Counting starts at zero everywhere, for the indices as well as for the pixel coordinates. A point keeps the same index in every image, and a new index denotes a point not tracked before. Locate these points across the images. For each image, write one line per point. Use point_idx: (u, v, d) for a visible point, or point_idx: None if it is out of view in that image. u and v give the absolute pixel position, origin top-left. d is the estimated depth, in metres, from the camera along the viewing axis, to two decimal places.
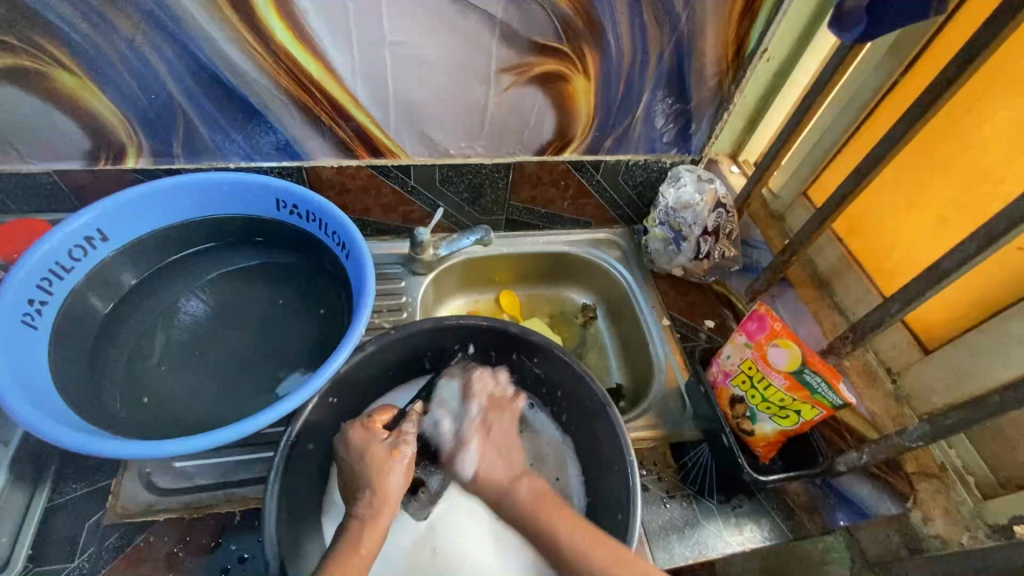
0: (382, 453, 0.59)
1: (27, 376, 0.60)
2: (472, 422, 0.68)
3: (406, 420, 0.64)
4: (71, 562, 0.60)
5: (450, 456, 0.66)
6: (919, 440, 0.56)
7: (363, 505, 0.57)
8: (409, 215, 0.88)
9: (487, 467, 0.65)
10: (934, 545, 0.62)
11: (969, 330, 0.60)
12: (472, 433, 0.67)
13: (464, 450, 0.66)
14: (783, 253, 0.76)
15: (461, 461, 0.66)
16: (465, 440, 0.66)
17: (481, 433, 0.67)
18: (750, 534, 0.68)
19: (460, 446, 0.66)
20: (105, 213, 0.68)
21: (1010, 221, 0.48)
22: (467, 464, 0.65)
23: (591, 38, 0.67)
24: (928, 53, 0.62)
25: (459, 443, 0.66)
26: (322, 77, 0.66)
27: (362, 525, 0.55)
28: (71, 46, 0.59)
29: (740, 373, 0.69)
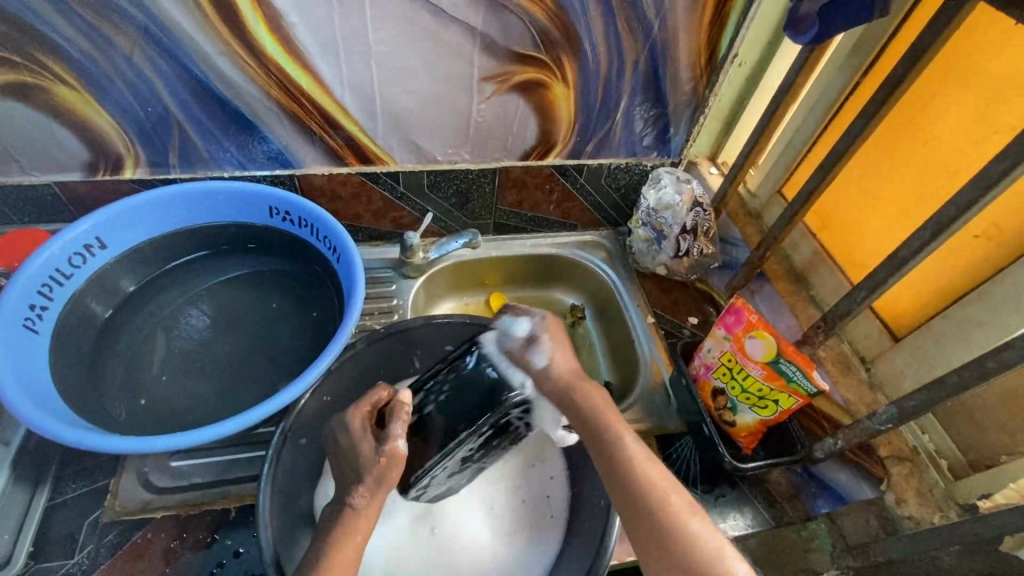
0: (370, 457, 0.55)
1: (29, 379, 0.62)
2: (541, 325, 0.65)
3: (395, 421, 0.56)
4: (71, 559, 0.62)
5: (524, 352, 0.62)
6: (888, 423, 0.58)
7: (358, 496, 0.54)
8: (399, 220, 0.91)
9: (561, 359, 0.62)
10: (908, 525, 0.63)
11: (933, 317, 0.63)
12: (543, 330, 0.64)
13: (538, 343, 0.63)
14: (759, 249, 0.79)
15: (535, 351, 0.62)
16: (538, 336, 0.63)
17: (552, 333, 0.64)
18: (733, 522, 0.71)
19: (534, 344, 0.63)
20: (104, 223, 0.70)
21: (959, 208, 0.51)
22: (540, 359, 0.61)
23: (567, 46, 0.70)
24: (885, 56, 0.65)
25: (534, 339, 0.63)
26: (312, 88, 0.69)
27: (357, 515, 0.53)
28: (72, 63, 0.62)
29: (721, 366, 0.71)
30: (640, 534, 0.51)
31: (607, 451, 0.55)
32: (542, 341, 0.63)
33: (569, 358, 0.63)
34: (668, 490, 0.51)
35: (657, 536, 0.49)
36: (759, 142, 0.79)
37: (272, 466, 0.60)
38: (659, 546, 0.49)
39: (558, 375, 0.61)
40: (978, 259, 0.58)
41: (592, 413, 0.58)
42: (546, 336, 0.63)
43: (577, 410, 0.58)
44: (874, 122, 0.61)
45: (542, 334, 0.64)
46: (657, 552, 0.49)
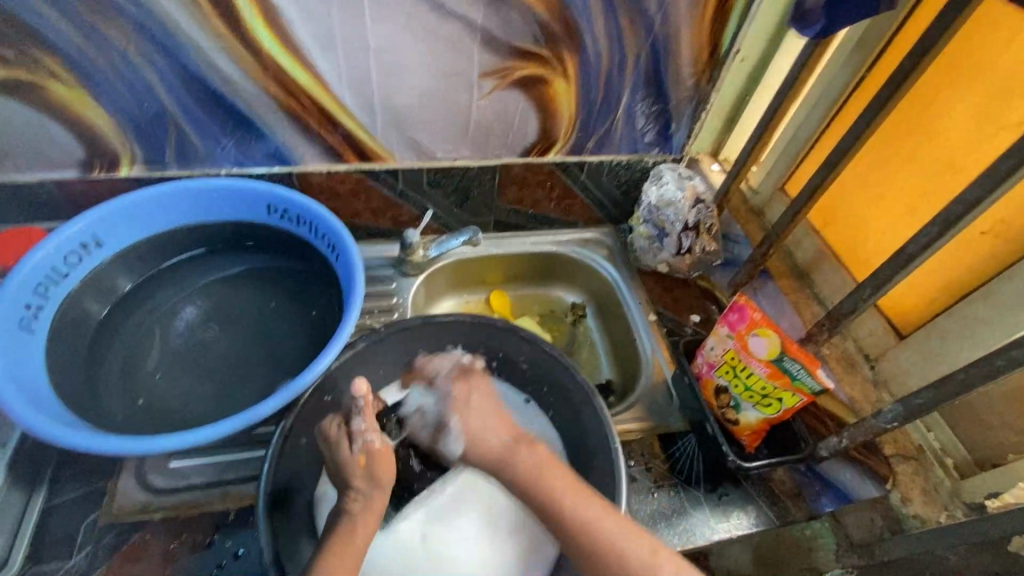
0: (348, 457, 0.58)
1: (25, 379, 0.61)
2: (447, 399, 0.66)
3: (359, 418, 0.59)
4: (68, 561, 0.61)
5: (436, 441, 0.66)
6: (893, 421, 0.57)
7: (353, 501, 0.57)
8: (398, 218, 0.90)
9: (477, 435, 0.63)
10: (913, 525, 0.63)
11: (939, 315, 0.62)
12: (451, 409, 0.65)
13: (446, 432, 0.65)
14: (762, 246, 0.79)
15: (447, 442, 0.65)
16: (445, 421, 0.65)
17: (459, 403, 0.65)
18: (737, 521, 0.70)
19: (444, 428, 0.65)
20: (100, 221, 0.70)
21: (967, 205, 0.50)
22: (454, 446, 0.64)
23: (569, 41, 0.70)
24: (890, 51, 0.64)
25: (443, 426, 0.65)
26: (310, 84, 0.68)
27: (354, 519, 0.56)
28: (66, 59, 0.61)
29: (724, 364, 0.71)
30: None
31: (549, 510, 0.57)
32: (449, 426, 0.64)
33: (495, 429, 0.63)
34: (621, 540, 0.54)
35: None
36: (762, 138, 0.79)
37: (272, 467, 0.59)
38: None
39: (496, 445, 0.62)
40: (985, 256, 0.57)
41: (526, 477, 0.59)
42: (453, 418, 0.64)
43: (511, 483, 0.61)
44: (880, 116, 0.61)
45: (451, 411, 0.65)
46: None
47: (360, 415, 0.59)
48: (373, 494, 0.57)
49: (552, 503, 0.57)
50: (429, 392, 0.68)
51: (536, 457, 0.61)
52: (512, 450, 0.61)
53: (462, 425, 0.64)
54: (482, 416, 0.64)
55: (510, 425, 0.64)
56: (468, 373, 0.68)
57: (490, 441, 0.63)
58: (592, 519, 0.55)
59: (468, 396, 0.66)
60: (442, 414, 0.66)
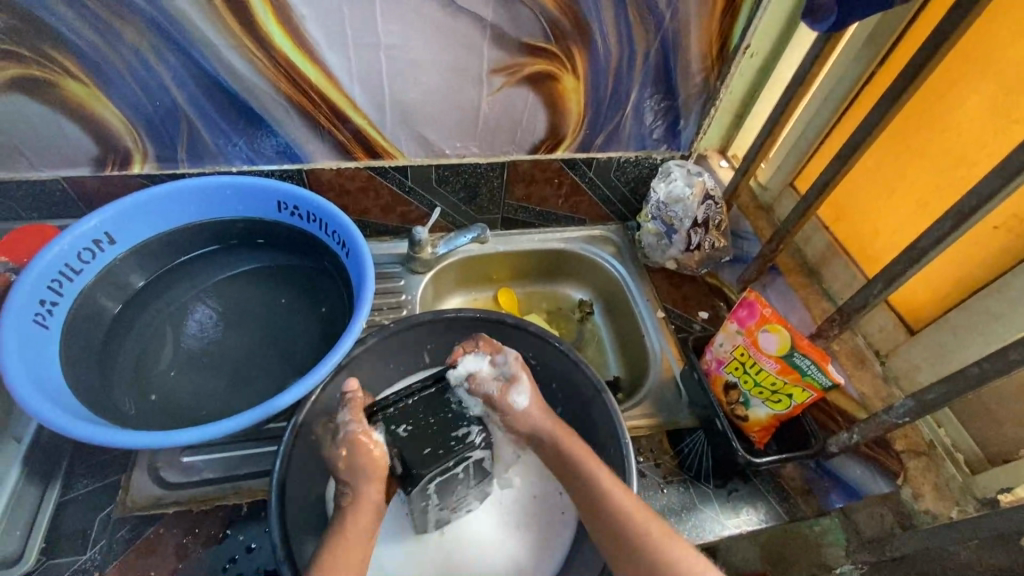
0: (334, 451, 0.58)
1: (40, 373, 0.62)
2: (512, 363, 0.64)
3: (345, 409, 0.59)
4: (83, 554, 0.62)
5: (504, 395, 0.62)
6: (905, 416, 0.57)
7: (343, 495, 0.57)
8: (407, 215, 0.90)
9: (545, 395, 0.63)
10: (924, 519, 0.63)
11: (950, 310, 0.62)
12: (521, 369, 0.64)
13: (516, 384, 0.63)
14: (771, 242, 0.79)
15: (514, 394, 0.62)
16: (516, 376, 0.63)
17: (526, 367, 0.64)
18: (746, 517, 0.70)
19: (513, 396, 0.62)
20: (114, 219, 0.70)
21: (979, 199, 0.50)
22: (520, 400, 0.62)
23: (578, 37, 0.70)
24: (901, 45, 0.64)
25: (512, 379, 0.63)
26: (320, 81, 0.69)
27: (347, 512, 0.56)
28: (79, 56, 0.62)
29: (733, 360, 0.71)
30: (614, 546, 0.56)
31: (578, 474, 0.59)
32: (522, 380, 0.63)
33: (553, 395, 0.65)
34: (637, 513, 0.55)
35: (625, 551, 0.54)
36: (771, 135, 0.78)
37: (284, 463, 0.60)
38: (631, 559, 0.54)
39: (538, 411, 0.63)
40: (998, 250, 0.57)
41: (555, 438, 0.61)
42: (524, 375, 0.63)
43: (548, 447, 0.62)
44: (891, 111, 0.60)
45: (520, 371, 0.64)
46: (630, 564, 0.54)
47: (344, 406, 0.60)
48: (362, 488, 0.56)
49: (581, 473, 0.58)
50: (489, 364, 0.64)
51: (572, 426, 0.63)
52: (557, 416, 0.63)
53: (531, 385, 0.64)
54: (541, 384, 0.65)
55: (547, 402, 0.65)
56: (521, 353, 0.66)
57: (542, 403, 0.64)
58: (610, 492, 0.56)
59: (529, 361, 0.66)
60: (508, 372, 0.63)
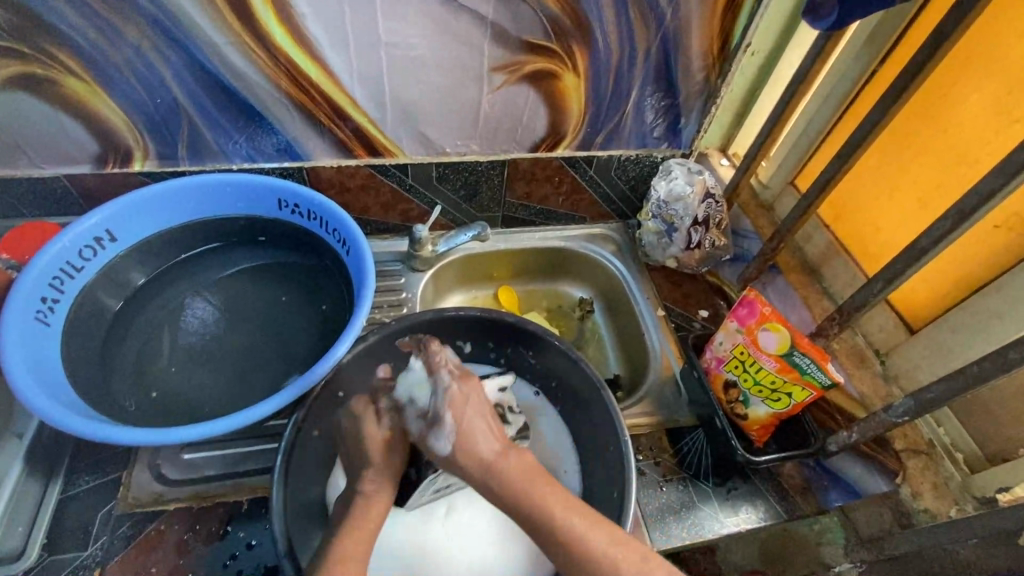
0: (375, 432, 0.60)
1: (42, 370, 0.62)
2: (442, 397, 0.57)
3: (384, 397, 0.62)
4: (85, 550, 0.62)
5: (425, 438, 0.57)
6: (905, 415, 0.57)
7: (368, 483, 0.58)
8: (407, 213, 0.91)
9: (467, 440, 0.55)
10: (923, 519, 0.64)
11: (951, 309, 0.62)
12: (446, 407, 0.56)
13: (438, 426, 0.56)
14: (771, 241, 0.79)
15: (437, 437, 0.56)
16: (440, 416, 0.56)
17: (457, 402, 0.57)
18: (745, 516, 0.70)
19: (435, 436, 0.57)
20: (115, 215, 0.71)
21: (981, 198, 0.50)
22: (439, 446, 0.56)
23: (579, 35, 0.70)
24: (903, 44, 0.64)
25: (435, 421, 0.57)
26: (321, 79, 0.69)
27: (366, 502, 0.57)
28: (79, 53, 0.62)
29: (733, 359, 0.71)
30: None
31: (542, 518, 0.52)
32: (442, 423, 0.56)
33: (487, 436, 0.56)
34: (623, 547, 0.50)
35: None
36: (772, 133, 0.78)
37: (286, 459, 0.60)
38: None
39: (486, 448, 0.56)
40: (999, 249, 0.57)
41: (511, 487, 0.54)
42: (448, 416, 0.56)
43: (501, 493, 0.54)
44: (892, 110, 0.60)
45: (443, 412, 0.57)
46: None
47: (384, 395, 0.62)
48: (385, 481, 0.59)
49: (547, 521, 0.51)
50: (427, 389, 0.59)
51: (523, 468, 0.55)
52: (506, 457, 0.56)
53: (457, 424, 0.56)
54: (484, 425, 0.57)
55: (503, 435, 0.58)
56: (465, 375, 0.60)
57: (481, 445, 0.56)
58: (587, 531, 0.51)
59: (465, 397, 0.57)
60: (437, 409, 0.57)
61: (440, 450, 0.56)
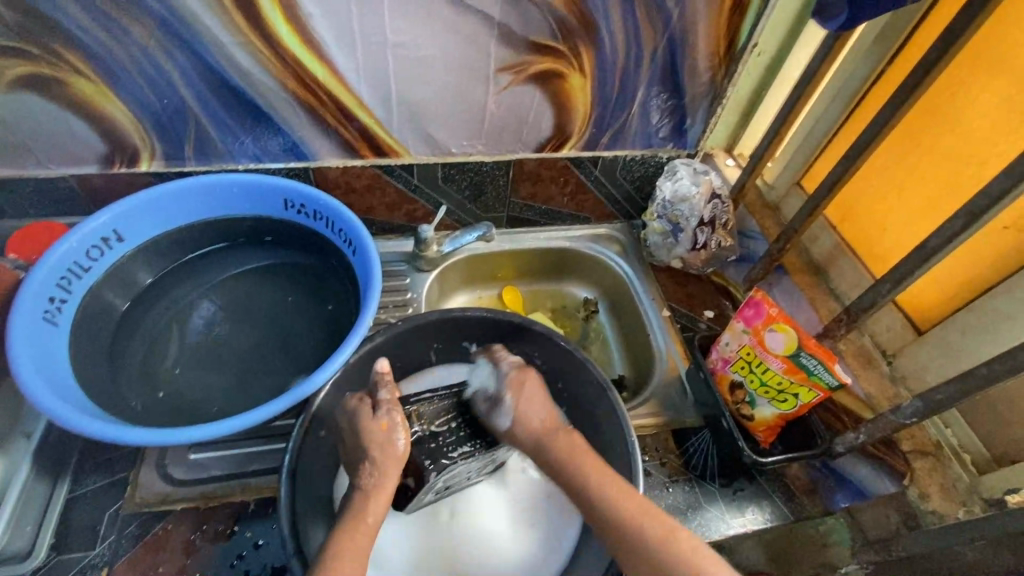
0: (370, 425, 0.59)
1: (51, 370, 0.62)
2: (504, 380, 0.65)
3: (382, 388, 0.62)
4: (92, 550, 0.62)
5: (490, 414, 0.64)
6: (913, 417, 0.57)
7: (366, 477, 0.57)
8: (412, 213, 0.91)
9: (526, 416, 0.64)
10: (931, 520, 0.62)
11: (959, 310, 0.62)
12: (506, 387, 0.65)
13: (499, 404, 0.64)
14: (778, 241, 0.78)
15: (498, 414, 0.64)
16: (500, 395, 0.65)
17: (516, 386, 0.65)
18: (751, 517, 0.70)
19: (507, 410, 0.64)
20: (122, 215, 0.71)
21: (991, 199, 0.50)
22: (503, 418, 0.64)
23: (586, 35, 0.69)
24: (910, 44, 0.64)
25: (497, 400, 0.65)
26: (328, 80, 0.69)
27: (365, 495, 0.56)
28: (87, 54, 0.62)
29: (739, 360, 0.70)
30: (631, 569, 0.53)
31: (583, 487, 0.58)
32: (504, 401, 0.64)
33: (540, 413, 0.64)
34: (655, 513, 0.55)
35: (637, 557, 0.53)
36: (778, 134, 0.78)
37: (293, 459, 0.60)
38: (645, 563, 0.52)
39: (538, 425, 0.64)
40: (1008, 250, 0.57)
41: (560, 460, 0.61)
42: (508, 395, 0.64)
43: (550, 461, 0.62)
44: (900, 111, 0.60)
45: (506, 392, 0.65)
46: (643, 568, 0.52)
47: (381, 387, 0.62)
48: (384, 472, 0.57)
49: (584, 490, 0.58)
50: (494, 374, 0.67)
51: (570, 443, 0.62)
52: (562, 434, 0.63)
53: (515, 404, 0.64)
54: (534, 405, 0.65)
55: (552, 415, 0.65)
56: (523, 371, 0.66)
57: (533, 420, 0.64)
58: (621, 498, 0.56)
59: (525, 383, 0.65)
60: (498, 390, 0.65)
61: (500, 425, 0.64)
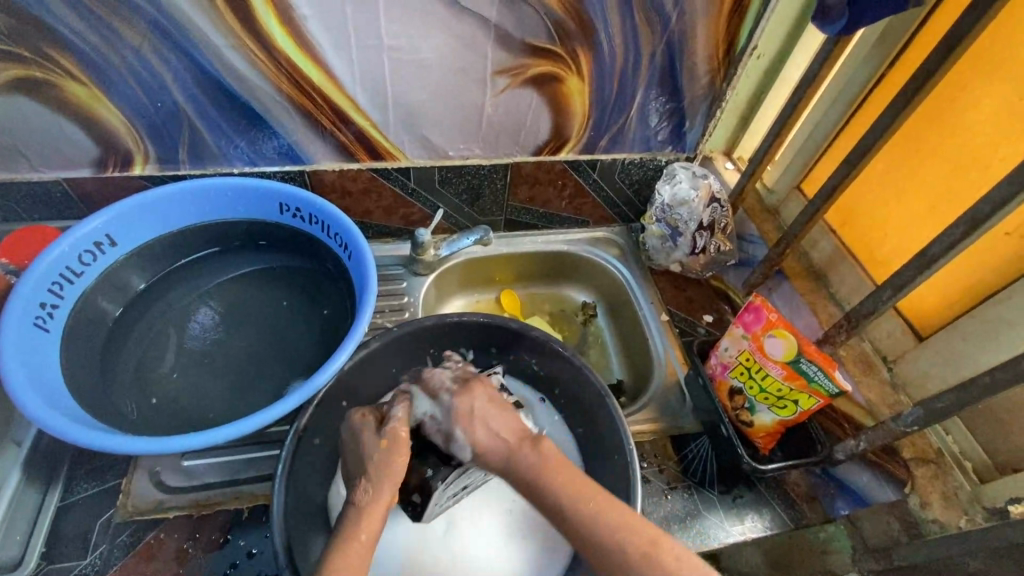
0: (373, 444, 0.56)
1: (42, 376, 0.62)
2: (450, 415, 0.58)
3: (396, 406, 0.60)
4: (83, 559, 0.61)
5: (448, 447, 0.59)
6: (914, 424, 0.57)
7: (360, 492, 0.53)
8: (409, 217, 0.90)
9: (484, 444, 0.56)
10: (932, 528, 0.62)
11: (960, 316, 0.62)
12: (454, 422, 0.57)
13: (454, 439, 0.58)
14: (777, 246, 0.78)
15: (456, 447, 0.58)
16: (451, 432, 0.58)
17: (465, 419, 0.57)
18: (751, 524, 0.69)
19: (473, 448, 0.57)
20: (115, 220, 0.70)
21: (993, 205, 0.50)
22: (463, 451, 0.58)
23: (583, 38, 0.69)
24: (911, 47, 0.63)
25: (449, 436, 0.58)
26: (323, 83, 0.68)
27: (360, 511, 0.52)
28: (80, 57, 0.61)
29: (738, 365, 0.70)
30: None
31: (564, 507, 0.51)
32: (455, 437, 0.57)
33: (505, 430, 0.57)
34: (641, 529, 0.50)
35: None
36: (778, 138, 0.78)
37: (286, 468, 0.59)
38: None
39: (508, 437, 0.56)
40: (1010, 256, 0.56)
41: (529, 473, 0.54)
42: (457, 430, 0.57)
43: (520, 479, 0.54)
44: (901, 115, 0.60)
45: (455, 427, 0.58)
46: None
47: (396, 404, 0.60)
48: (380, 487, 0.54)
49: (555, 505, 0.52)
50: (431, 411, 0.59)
51: (538, 460, 0.54)
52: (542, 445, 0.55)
53: (471, 436, 0.56)
54: (491, 424, 0.57)
55: (519, 427, 0.57)
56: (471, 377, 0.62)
57: (493, 446, 0.56)
58: (604, 511, 0.50)
59: (472, 407, 0.58)
60: (447, 426, 0.58)
61: (464, 458, 0.58)
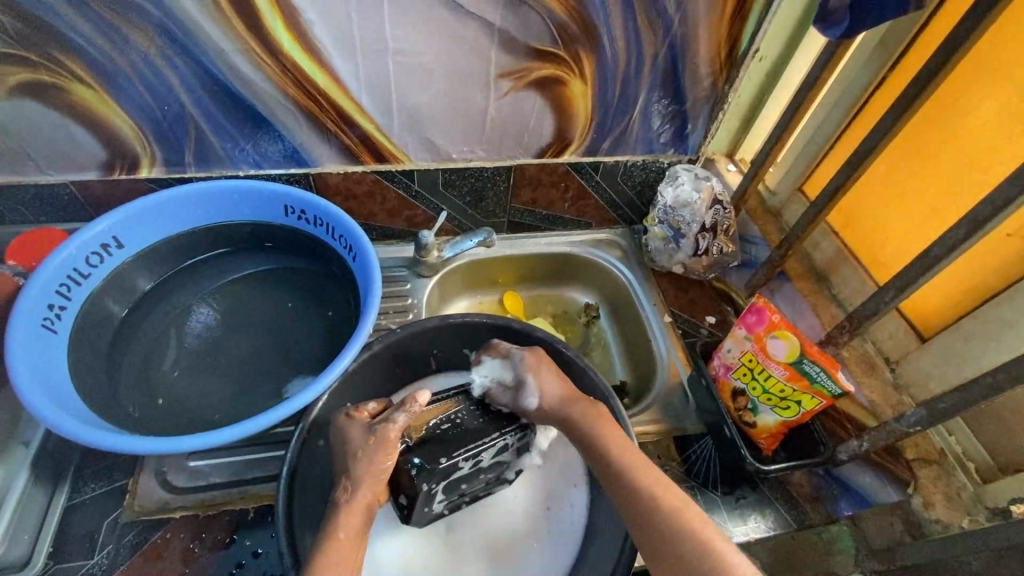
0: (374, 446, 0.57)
1: (49, 377, 0.62)
2: (523, 365, 0.65)
3: (399, 410, 0.59)
4: (91, 559, 0.62)
5: (516, 400, 0.64)
6: (917, 425, 0.57)
7: (342, 492, 0.56)
8: (413, 219, 0.90)
9: (551, 393, 0.63)
10: (935, 529, 0.63)
11: (962, 318, 0.62)
12: (527, 370, 0.64)
13: (523, 386, 0.64)
14: (780, 248, 0.78)
15: (524, 397, 0.64)
16: (523, 380, 0.64)
17: (535, 366, 0.64)
18: (754, 525, 0.69)
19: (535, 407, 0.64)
20: (121, 222, 0.70)
21: (994, 207, 0.50)
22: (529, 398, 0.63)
23: (586, 41, 0.69)
24: (912, 50, 0.64)
25: (519, 385, 0.64)
26: (328, 86, 0.69)
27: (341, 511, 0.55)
28: (88, 61, 0.62)
29: (741, 366, 0.70)
30: (653, 553, 0.51)
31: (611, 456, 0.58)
32: (527, 383, 0.64)
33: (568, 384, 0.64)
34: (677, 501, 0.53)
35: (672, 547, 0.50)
36: (780, 140, 0.78)
37: (291, 469, 0.59)
38: (665, 544, 0.51)
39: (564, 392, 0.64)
40: (1011, 258, 0.57)
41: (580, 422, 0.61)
42: (530, 377, 0.64)
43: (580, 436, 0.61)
44: (902, 118, 0.60)
45: (526, 375, 0.64)
46: (660, 549, 0.51)
47: (400, 408, 0.59)
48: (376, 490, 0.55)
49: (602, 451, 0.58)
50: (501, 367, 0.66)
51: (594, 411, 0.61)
52: (588, 415, 0.61)
53: (541, 383, 0.63)
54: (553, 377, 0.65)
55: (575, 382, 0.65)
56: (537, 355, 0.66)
57: (559, 392, 0.63)
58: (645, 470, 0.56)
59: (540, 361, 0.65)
60: (518, 376, 0.64)
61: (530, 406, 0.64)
